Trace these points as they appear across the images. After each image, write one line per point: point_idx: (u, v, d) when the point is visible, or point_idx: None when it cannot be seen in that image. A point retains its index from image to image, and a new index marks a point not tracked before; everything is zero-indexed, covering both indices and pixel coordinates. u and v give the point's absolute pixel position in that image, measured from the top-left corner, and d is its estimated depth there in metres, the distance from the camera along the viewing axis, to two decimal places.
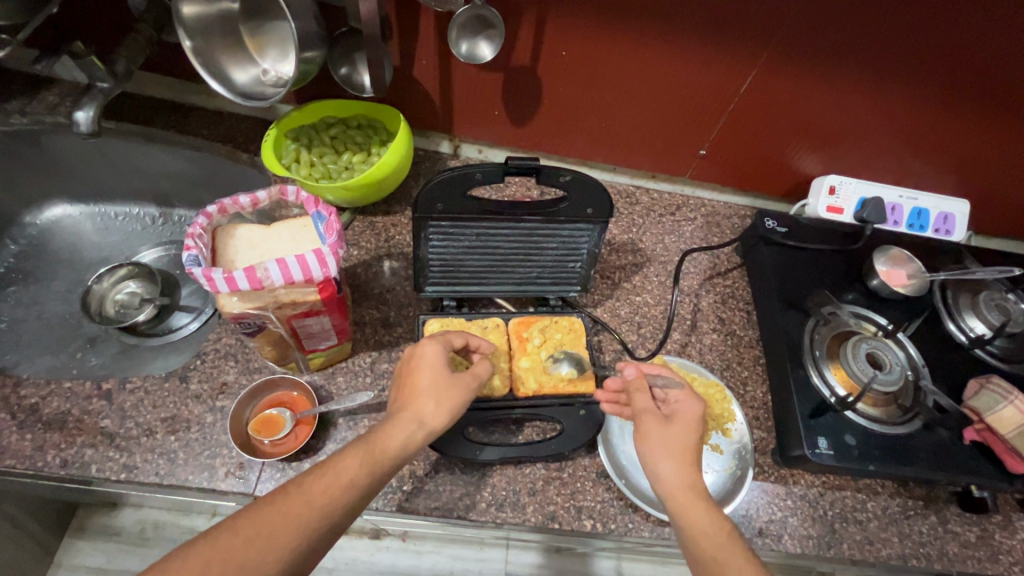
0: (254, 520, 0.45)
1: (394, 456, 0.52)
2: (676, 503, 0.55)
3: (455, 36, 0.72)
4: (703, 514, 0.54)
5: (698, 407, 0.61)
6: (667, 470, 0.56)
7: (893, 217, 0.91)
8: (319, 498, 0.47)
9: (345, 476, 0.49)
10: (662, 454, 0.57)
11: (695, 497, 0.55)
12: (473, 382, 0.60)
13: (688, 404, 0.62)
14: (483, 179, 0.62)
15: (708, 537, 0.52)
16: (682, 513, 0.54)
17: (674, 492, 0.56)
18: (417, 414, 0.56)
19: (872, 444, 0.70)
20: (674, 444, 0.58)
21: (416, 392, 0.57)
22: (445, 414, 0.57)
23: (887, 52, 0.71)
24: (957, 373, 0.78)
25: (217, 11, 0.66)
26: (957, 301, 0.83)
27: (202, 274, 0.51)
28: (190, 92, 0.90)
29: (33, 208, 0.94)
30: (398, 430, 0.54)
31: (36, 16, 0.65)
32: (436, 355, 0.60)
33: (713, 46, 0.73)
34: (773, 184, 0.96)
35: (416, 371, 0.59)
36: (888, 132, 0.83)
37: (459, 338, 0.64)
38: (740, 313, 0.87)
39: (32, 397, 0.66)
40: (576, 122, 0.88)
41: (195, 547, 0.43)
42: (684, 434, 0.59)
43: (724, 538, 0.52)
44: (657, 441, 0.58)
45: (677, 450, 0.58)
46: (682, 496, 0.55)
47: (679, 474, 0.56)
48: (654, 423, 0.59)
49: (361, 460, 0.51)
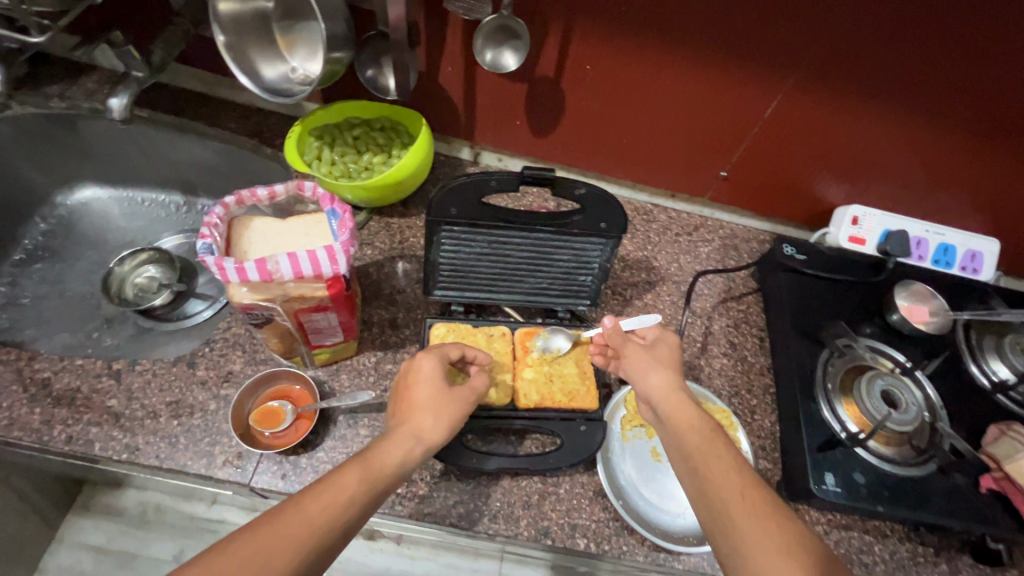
0: (250, 542, 0.43)
1: (391, 474, 0.52)
2: (663, 406, 0.57)
3: (481, 45, 0.73)
4: (688, 415, 0.56)
5: (674, 335, 0.65)
6: (653, 377, 0.60)
7: (919, 252, 0.87)
8: (318, 518, 0.46)
9: (344, 495, 0.48)
10: (648, 365, 0.61)
11: (682, 399, 0.58)
12: (470, 396, 0.61)
13: (665, 333, 0.65)
14: (499, 187, 0.62)
15: (692, 430, 0.54)
16: (669, 414, 0.57)
17: (659, 394, 0.59)
18: (415, 430, 0.56)
19: (881, 485, 0.67)
20: (661, 361, 0.62)
21: (413, 408, 0.58)
22: (442, 429, 0.57)
23: (924, 81, 0.69)
24: (977, 417, 0.75)
25: (252, 10, 0.68)
26: (981, 343, 0.80)
27: (214, 263, 0.51)
28: (221, 86, 0.92)
29: (65, 188, 0.98)
30: (396, 448, 0.54)
31: (79, 5, 0.67)
32: (434, 370, 0.60)
33: (744, 66, 0.72)
34: (795, 209, 0.94)
35: (414, 386, 0.59)
36: (916, 163, 0.81)
37: (457, 350, 0.65)
38: (753, 338, 0.85)
39: (45, 371, 0.68)
40: (597, 136, 0.87)
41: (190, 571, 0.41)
42: (669, 353, 0.63)
43: (708, 435, 0.54)
44: (641, 356, 0.62)
45: (662, 363, 0.61)
46: (667, 395, 0.58)
47: (664, 380, 0.59)
48: (635, 348, 0.63)
49: (359, 479, 0.50)
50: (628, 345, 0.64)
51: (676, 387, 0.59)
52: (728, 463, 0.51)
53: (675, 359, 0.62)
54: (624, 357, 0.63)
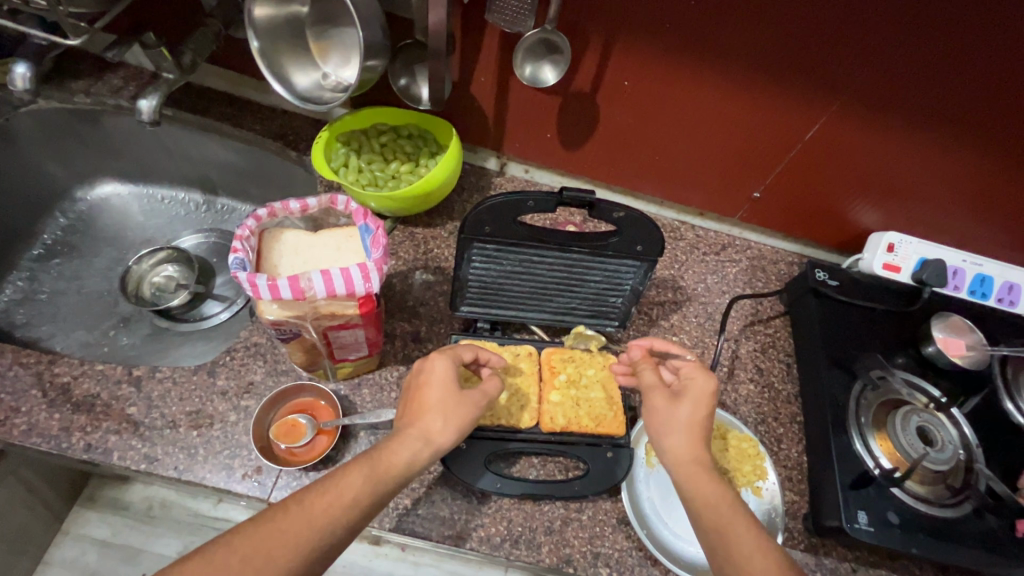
0: (252, 538, 0.43)
1: (398, 474, 0.50)
2: (681, 477, 0.55)
3: (521, 59, 0.71)
4: (709, 491, 0.53)
5: (710, 382, 0.58)
6: (671, 440, 0.56)
7: (955, 281, 0.84)
8: (320, 518, 0.45)
9: (348, 495, 0.47)
10: (667, 425, 0.57)
11: (700, 470, 0.54)
12: (482, 401, 0.58)
13: (702, 378, 0.59)
14: (536, 207, 0.60)
15: (712, 509, 0.52)
16: (688, 488, 0.54)
17: (680, 465, 0.55)
18: (424, 432, 0.54)
19: (915, 526, 0.65)
20: (683, 419, 0.57)
21: (423, 408, 0.55)
22: (452, 432, 0.55)
23: (972, 110, 0.67)
24: (1014, 457, 0.73)
25: (286, 14, 0.67)
26: (1017, 379, 0.78)
27: (247, 280, 0.50)
28: (247, 86, 0.90)
29: (85, 184, 0.96)
30: (404, 448, 0.52)
31: (113, 6, 0.65)
32: (447, 370, 0.57)
33: (787, 88, 0.70)
34: (828, 233, 0.92)
35: (425, 387, 0.57)
36: (957, 192, 0.79)
37: (470, 352, 0.62)
38: (780, 364, 0.83)
39: (64, 376, 0.67)
40: (629, 151, 0.85)
41: (192, 565, 0.42)
42: (695, 409, 0.57)
43: (731, 513, 0.51)
44: (662, 413, 0.58)
45: (686, 423, 0.57)
46: (689, 470, 0.54)
47: (683, 443, 0.56)
48: (658, 396, 0.59)
49: (365, 478, 0.49)
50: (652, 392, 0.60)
51: (694, 454, 0.55)
52: (753, 547, 0.49)
53: (703, 417, 0.58)
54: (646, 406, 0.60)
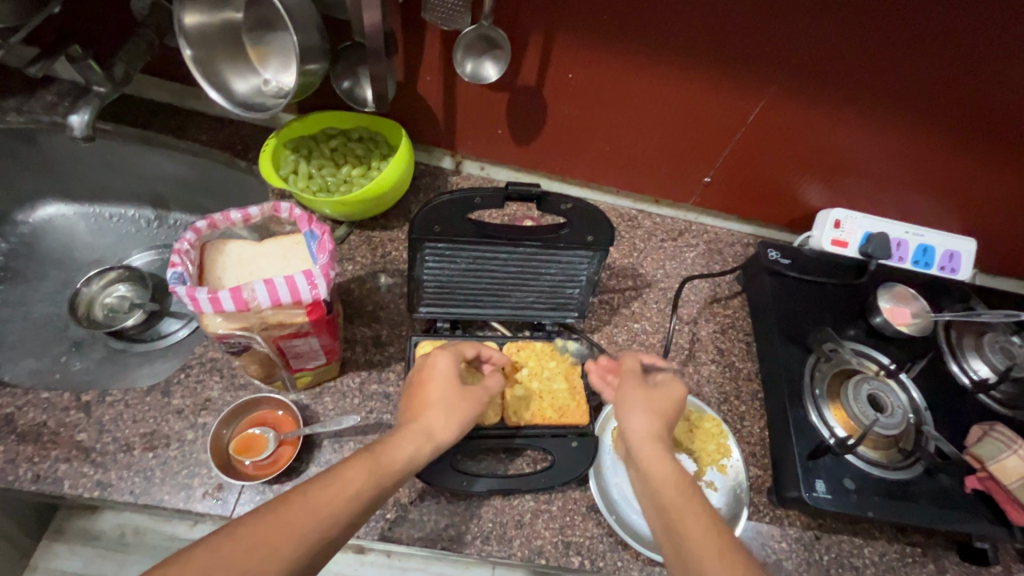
0: (256, 528, 0.42)
1: (399, 468, 0.51)
2: (640, 453, 0.55)
3: (461, 57, 0.72)
4: (668, 467, 0.54)
5: (682, 388, 0.61)
6: (634, 419, 0.58)
7: (898, 253, 0.89)
8: (325, 508, 0.45)
9: (351, 486, 0.47)
10: (635, 406, 0.59)
11: (661, 450, 0.55)
12: (482, 396, 0.59)
13: (673, 382, 0.62)
14: (483, 204, 0.60)
15: (669, 484, 0.52)
16: (647, 463, 0.54)
17: (640, 446, 0.56)
18: (426, 427, 0.54)
19: (871, 490, 0.68)
20: (652, 405, 0.59)
21: (424, 405, 0.56)
22: (454, 427, 0.56)
23: (899, 86, 0.70)
24: (960, 417, 0.76)
25: (218, 21, 0.65)
26: (960, 342, 0.82)
27: (185, 294, 0.49)
28: (190, 97, 0.89)
29: (25, 207, 0.93)
30: (406, 443, 0.52)
31: (32, 18, 0.63)
32: (449, 366, 0.59)
33: (725, 73, 0.72)
34: (778, 212, 0.94)
35: (427, 384, 0.58)
36: (894, 165, 0.82)
37: (471, 349, 0.65)
38: (740, 344, 0.85)
39: (7, 408, 0.64)
40: (579, 143, 0.86)
41: (195, 555, 0.40)
42: (666, 402, 0.60)
43: (688, 492, 0.52)
44: (633, 395, 0.60)
45: (653, 408, 0.59)
46: (647, 445, 0.56)
47: (645, 424, 0.57)
48: (631, 382, 0.62)
49: (368, 471, 0.49)
50: (627, 376, 0.63)
51: (657, 434, 0.57)
52: (704, 523, 0.49)
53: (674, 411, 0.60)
54: (620, 390, 0.62)
